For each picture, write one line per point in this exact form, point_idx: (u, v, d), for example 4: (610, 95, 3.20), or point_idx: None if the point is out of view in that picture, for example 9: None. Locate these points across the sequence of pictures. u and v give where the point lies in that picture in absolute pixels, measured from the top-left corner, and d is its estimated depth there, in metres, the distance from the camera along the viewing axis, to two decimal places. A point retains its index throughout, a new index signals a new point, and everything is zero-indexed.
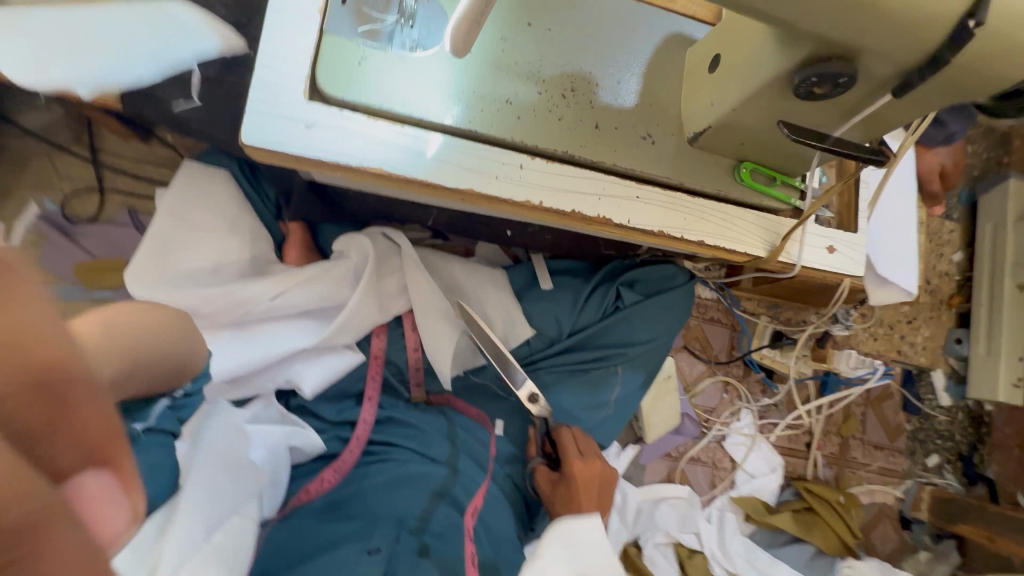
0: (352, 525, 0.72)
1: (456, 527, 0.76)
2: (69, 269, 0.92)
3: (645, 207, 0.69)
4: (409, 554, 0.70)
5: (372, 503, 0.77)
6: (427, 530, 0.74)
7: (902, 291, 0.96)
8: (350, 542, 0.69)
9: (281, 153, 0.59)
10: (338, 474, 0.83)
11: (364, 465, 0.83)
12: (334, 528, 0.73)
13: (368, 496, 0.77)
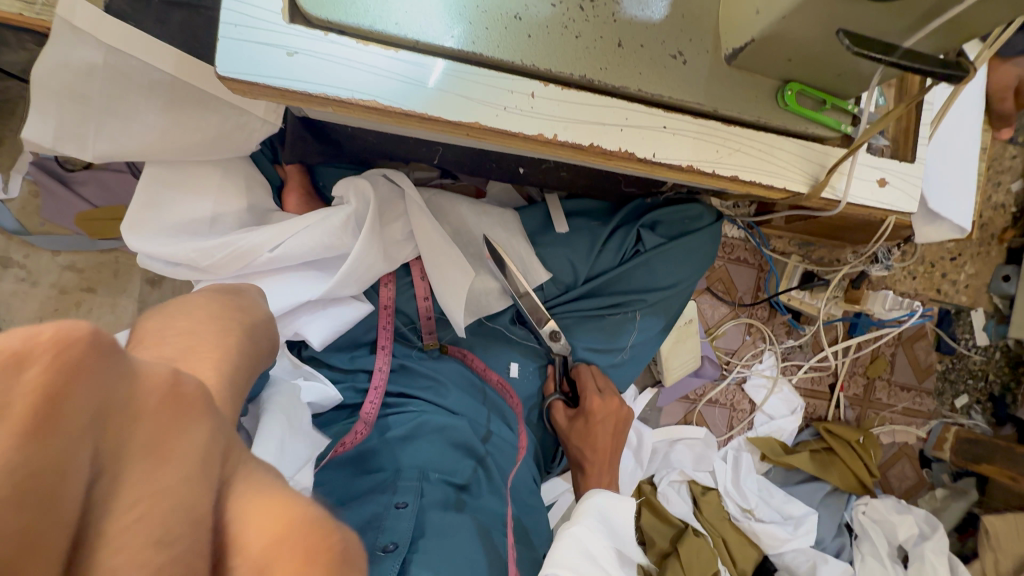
0: (381, 477, 0.76)
1: (481, 479, 0.81)
2: (74, 220, 0.89)
3: (673, 140, 0.62)
4: (435, 507, 0.74)
5: (394, 455, 0.78)
6: (452, 484, 0.78)
7: (952, 227, 0.87)
8: (378, 496, 0.73)
9: (263, 86, 0.53)
10: (368, 427, 0.80)
11: (382, 415, 0.83)
12: (361, 480, 0.76)
13: (391, 447, 0.78)
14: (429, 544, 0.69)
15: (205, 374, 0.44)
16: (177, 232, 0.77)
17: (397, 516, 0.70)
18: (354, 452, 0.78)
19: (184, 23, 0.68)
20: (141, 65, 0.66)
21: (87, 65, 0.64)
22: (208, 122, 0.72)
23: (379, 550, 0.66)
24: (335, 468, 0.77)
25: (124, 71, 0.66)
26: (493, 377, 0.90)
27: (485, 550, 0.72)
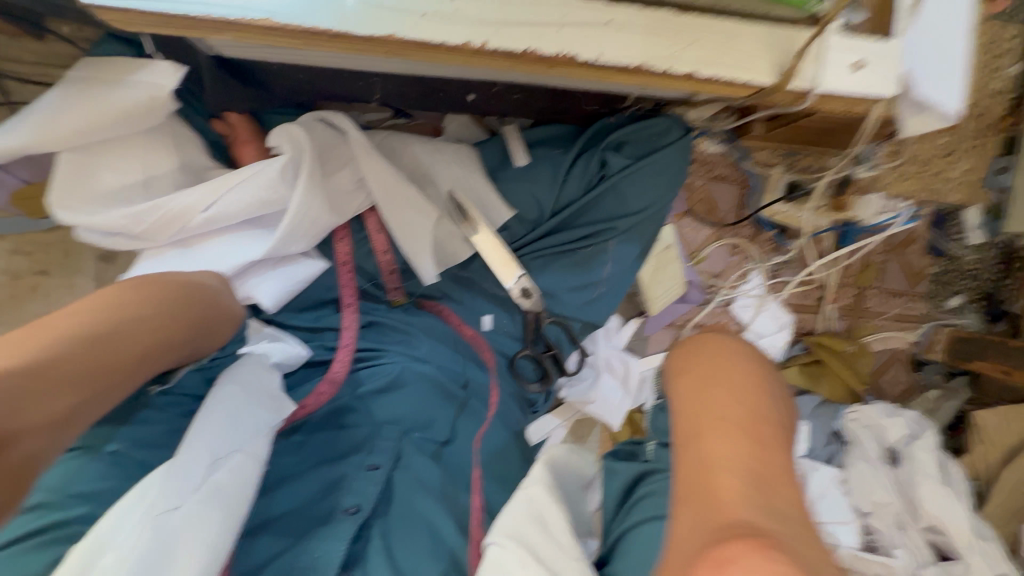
0: (355, 436, 0.73)
1: (461, 432, 0.78)
2: (8, 199, 0.83)
3: (619, 36, 0.55)
4: (409, 467, 0.70)
5: (368, 411, 0.75)
6: (431, 439, 0.75)
7: (942, 115, 0.80)
8: (351, 457, 0.70)
9: (139, 11, 0.47)
10: (334, 386, 0.76)
11: (353, 370, 0.79)
12: (333, 437, 0.73)
13: (366, 406, 0.76)
14: (394, 511, 0.67)
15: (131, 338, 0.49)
16: (107, 200, 0.71)
17: (366, 479, 0.67)
18: (325, 411, 0.75)
19: None
20: (72, 87, 0.67)
21: (33, 110, 0.67)
22: (122, 96, 0.67)
23: (341, 512, 0.64)
24: (311, 427, 0.74)
25: (58, 98, 0.66)
26: (467, 333, 0.87)
27: (454, 511, 0.68)
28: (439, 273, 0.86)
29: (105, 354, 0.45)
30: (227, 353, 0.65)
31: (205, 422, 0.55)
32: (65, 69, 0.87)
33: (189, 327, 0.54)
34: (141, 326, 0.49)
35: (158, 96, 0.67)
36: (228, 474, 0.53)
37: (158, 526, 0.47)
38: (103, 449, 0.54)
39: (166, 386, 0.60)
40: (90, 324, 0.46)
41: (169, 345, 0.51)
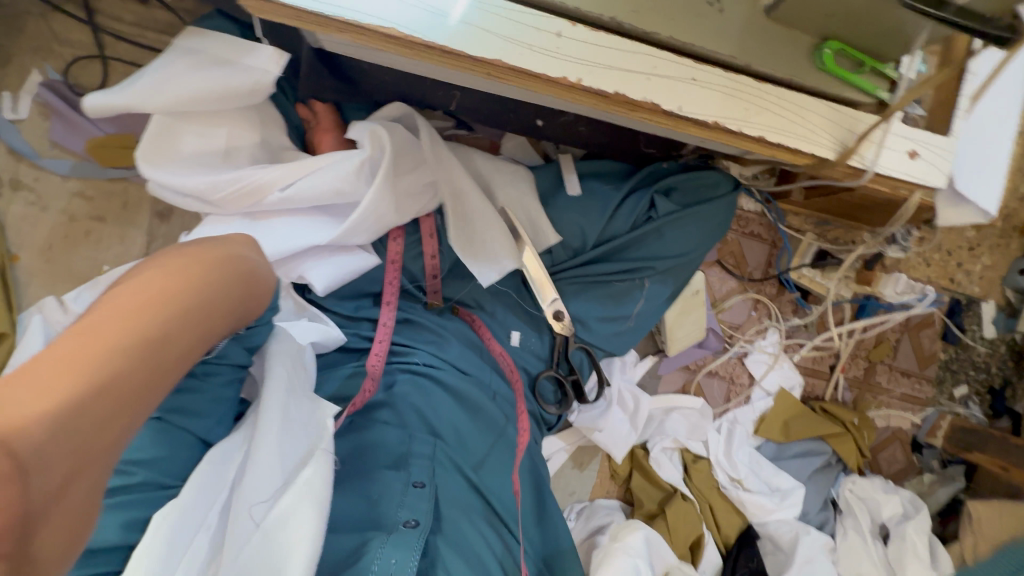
0: (394, 438, 0.75)
1: (502, 451, 0.83)
2: (83, 144, 0.90)
3: (701, 93, 0.59)
4: (446, 480, 0.75)
5: (406, 414, 0.78)
6: (464, 452, 0.80)
7: (978, 212, 0.84)
8: (393, 472, 0.72)
9: (278, 5, 0.51)
10: (377, 383, 0.79)
11: (388, 368, 0.83)
12: (375, 433, 0.75)
13: (403, 407, 0.79)
14: (444, 521, 0.72)
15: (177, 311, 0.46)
16: (190, 164, 0.77)
17: (417, 495, 0.70)
18: (371, 402, 0.79)
19: None
20: (193, 58, 0.74)
21: (157, 74, 0.74)
22: (233, 75, 0.73)
23: (400, 523, 0.67)
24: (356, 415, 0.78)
25: (179, 67, 0.74)
26: (496, 348, 0.90)
27: (496, 525, 0.77)
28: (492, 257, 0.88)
29: (149, 363, 0.42)
30: (263, 324, 0.58)
31: (268, 425, 0.57)
32: (158, 33, 0.92)
33: (227, 314, 0.51)
34: (181, 329, 0.45)
35: (262, 83, 0.73)
36: (301, 467, 0.58)
37: (248, 522, 0.54)
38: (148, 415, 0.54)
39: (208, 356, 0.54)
40: (133, 330, 0.42)
41: (207, 337, 0.49)
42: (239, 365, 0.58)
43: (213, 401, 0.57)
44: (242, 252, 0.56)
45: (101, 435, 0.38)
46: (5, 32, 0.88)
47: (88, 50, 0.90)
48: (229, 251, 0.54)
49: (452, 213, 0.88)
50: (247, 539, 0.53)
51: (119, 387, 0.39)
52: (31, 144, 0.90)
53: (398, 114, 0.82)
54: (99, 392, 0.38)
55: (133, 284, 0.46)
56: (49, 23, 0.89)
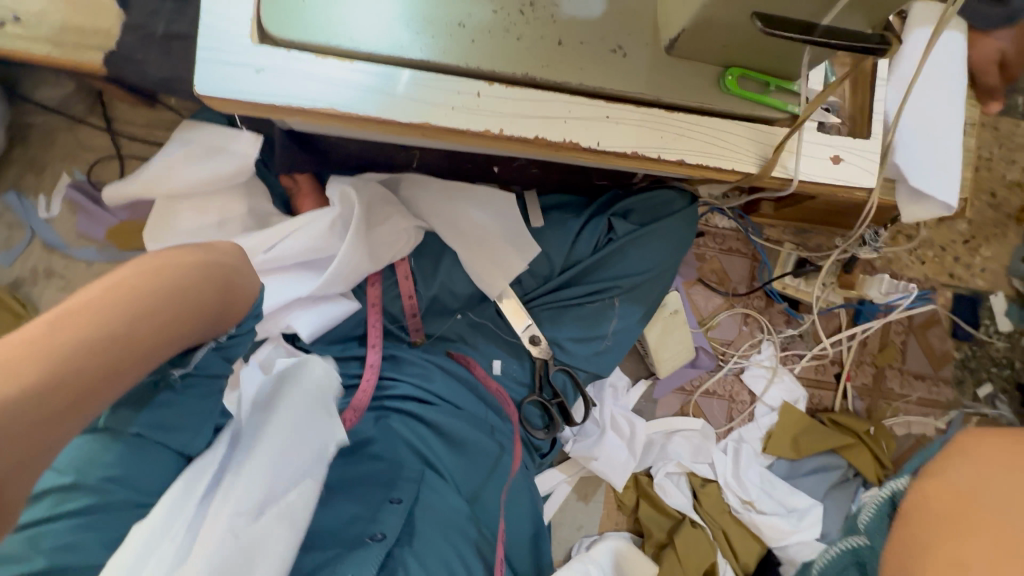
0: (381, 461, 0.81)
1: (493, 475, 0.87)
2: (104, 231, 1.03)
3: (617, 128, 0.65)
4: (427, 502, 0.80)
5: (393, 442, 0.84)
6: (446, 476, 0.84)
7: (938, 204, 0.86)
8: (376, 491, 0.77)
9: (238, 100, 0.61)
10: (357, 415, 0.85)
11: (377, 400, 0.88)
12: (360, 464, 0.81)
13: (392, 436, 0.84)
14: (418, 539, 0.76)
15: (143, 304, 0.50)
16: (184, 236, 0.86)
17: (391, 510, 0.75)
18: (353, 439, 0.83)
19: (184, 53, 0.78)
20: (189, 148, 0.86)
21: (161, 164, 0.86)
22: (224, 162, 0.86)
23: (369, 538, 0.72)
24: (339, 451, 0.82)
25: (178, 157, 0.86)
26: (480, 375, 0.94)
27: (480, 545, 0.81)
28: (468, 290, 0.94)
29: (111, 357, 0.47)
30: (244, 331, 0.63)
31: (266, 449, 0.65)
32: (164, 130, 1.05)
33: (200, 315, 0.55)
34: (151, 326, 0.50)
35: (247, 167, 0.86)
36: (299, 495, 0.66)
37: (228, 536, 0.58)
38: (127, 431, 0.58)
39: (187, 369, 0.59)
40: (101, 323, 0.47)
41: (179, 336, 0.53)
42: (215, 376, 0.62)
43: (196, 412, 0.62)
44: (227, 260, 0.61)
45: (53, 423, 0.42)
46: (39, 144, 1.03)
47: (107, 152, 1.04)
48: (209, 257, 0.59)
49: (426, 254, 0.94)
50: (224, 552, 0.57)
51: (79, 377, 0.44)
52: (61, 235, 1.04)
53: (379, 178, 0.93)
54: (56, 381, 0.43)
55: (113, 279, 0.51)
56: (74, 132, 1.04)
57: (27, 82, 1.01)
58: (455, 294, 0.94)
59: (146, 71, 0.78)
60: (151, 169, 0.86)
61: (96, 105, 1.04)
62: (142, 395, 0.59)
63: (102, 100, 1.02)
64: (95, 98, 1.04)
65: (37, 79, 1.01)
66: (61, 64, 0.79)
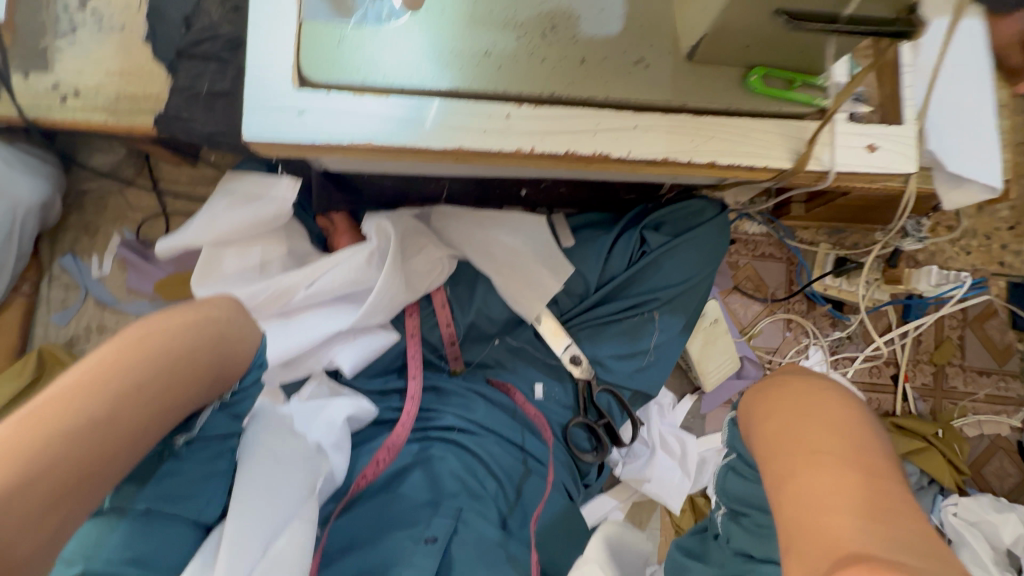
0: (420, 490, 0.80)
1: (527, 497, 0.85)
2: (152, 285, 1.07)
3: (645, 137, 0.67)
4: (464, 536, 0.76)
5: (428, 475, 0.82)
6: (482, 506, 0.81)
7: (983, 188, 0.83)
8: (408, 529, 0.74)
9: (283, 142, 0.64)
10: (394, 452, 0.84)
11: (417, 435, 0.87)
12: (396, 500, 0.79)
13: (429, 466, 0.83)
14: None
15: (130, 380, 0.51)
16: (230, 280, 0.90)
17: (425, 551, 0.71)
18: (389, 473, 0.83)
19: (228, 109, 0.83)
20: (233, 196, 0.90)
21: (208, 214, 0.90)
22: (265, 205, 0.89)
23: None
24: (372, 493, 0.81)
25: (223, 205, 0.90)
26: (519, 400, 0.93)
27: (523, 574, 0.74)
28: (505, 314, 0.94)
29: (103, 441, 0.48)
30: (250, 384, 0.63)
31: (248, 495, 0.60)
32: (206, 185, 1.11)
33: (195, 380, 0.55)
34: (139, 403, 0.51)
35: (286, 207, 0.89)
36: (288, 542, 0.61)
37: None
38: (134, 507, 0.56)
39: (192, 434, 0.60)
40: (86, 410, 0.48)
41: (175, 408, 0.54)
42: (225, 436, 0.63)
43: (205, 476, 0.60)
44: (224, 316, 0.60)
45: (43, 516, 0.45)
46: (92, 209, 1.10)
47: (154, 210, 1.10)
48: (206, 315, 0.58)
49: (461, 282, 0.95)
50: None
51: (66, 466, 0.46)
52: (112, 292, 1.09)
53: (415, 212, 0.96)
54: (44, 476, 0.45)
55: (103, 351, 0.52)
56: (124, 194, 1.10)
57: (81, 151, 1.08)
58: (492, 319, 0.94)
59: (192, 129, 0.83)
60: (198, 219, 0.90)
61: (143, 167, 1.10)
62: (146, 468, 0.58)
63: (149, 162, 1.09)
64: (144, 162, 1.10)
65: (91, 148, 1.08)
66: (116, 130, 0.85)
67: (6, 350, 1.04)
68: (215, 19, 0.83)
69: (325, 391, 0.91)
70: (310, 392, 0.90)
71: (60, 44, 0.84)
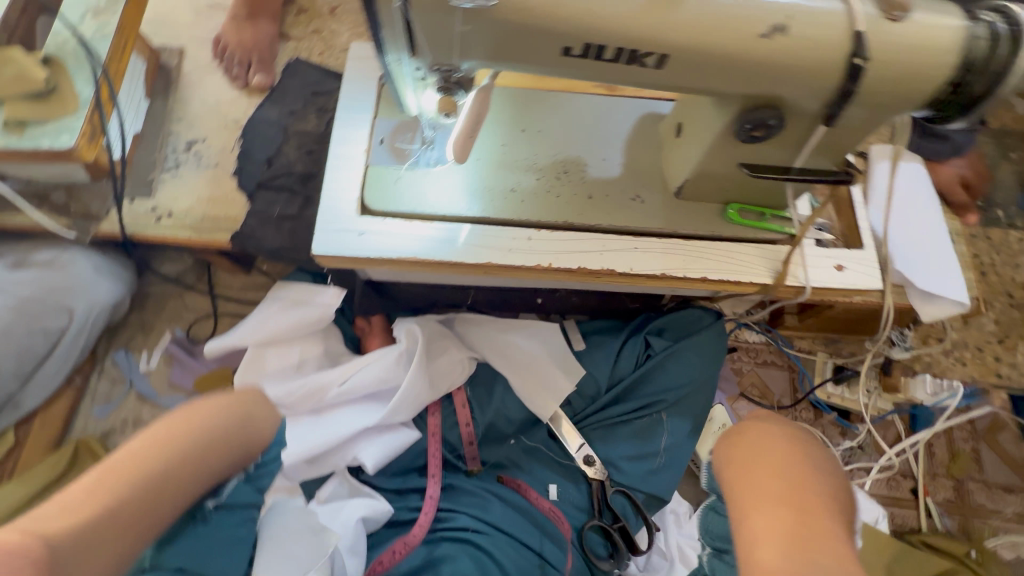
0: None
1: None
2: (193, 381, 1.17)
3: (645, 256, 0.79)
4: None
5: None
6: None
7: (953, 303, 0.93)
8: None
9: (342, 257, 0.77)
10: (410, 548, 0.88)
11: (432, 533, 0.91)
12: None
13: (440, 568, 0.86)
14: None
15: (188, 435, 0.64)
16: (270, 377, 0.98)
17: None
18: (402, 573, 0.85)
19: (293, 229, 0.99)
20: (282, 301, 1.03)
21: (260, 316, 1.02)
22: (310, 309, 1.02)
23: None
24: None
25: (274, 308, 1.03)
26: (535, 500, 0.94)
27: None
28: (523, 412, 0.99)
29: (169, 481, 0.60)
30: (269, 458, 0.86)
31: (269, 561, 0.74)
32: (256, 290, 1.25)
33: (237, 441, 0.69)
34: (195, 453, 0.63)
35: (329, 311, 1.02)
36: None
37: None
38: (169, 566, 0.69)
39: (219, 500, 0.75)
40: (165, 453, 0.61)
41: (218, 464, 0.66)
42: (245, 505, 0.79)
43: (231, 539, 0.74)
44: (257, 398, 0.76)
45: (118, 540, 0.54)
46: (152, 309, 1.23)
47: (206, 311, 1.23)
48: (241, 397, 0.74)
49: (481, 383, 1.02)
50: None
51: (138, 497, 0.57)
52: (154, 385, 1.17)
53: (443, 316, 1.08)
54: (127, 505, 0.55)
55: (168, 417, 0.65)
56: (182, 297, 1.24)
57: (154, 261, 1.24)
58: (509, 419, 0.99)
59: (260, 244, 0.98)
60: (251, 321, 1.02)
61: (203, 274, 1.25)
62: (175, 533, 0.71)
63: (210, 270, 1.24)
64: (205, 269, 1.26)
65: (163, 257, 1.24)
66: (196, 244, 1.00)
67: (43, 442, 1.09)
68: (291, 160, 1.04)
69: (345, 490, 0.93)
70: (331, 491, 0.93)
71: (164, 177, 1.03)
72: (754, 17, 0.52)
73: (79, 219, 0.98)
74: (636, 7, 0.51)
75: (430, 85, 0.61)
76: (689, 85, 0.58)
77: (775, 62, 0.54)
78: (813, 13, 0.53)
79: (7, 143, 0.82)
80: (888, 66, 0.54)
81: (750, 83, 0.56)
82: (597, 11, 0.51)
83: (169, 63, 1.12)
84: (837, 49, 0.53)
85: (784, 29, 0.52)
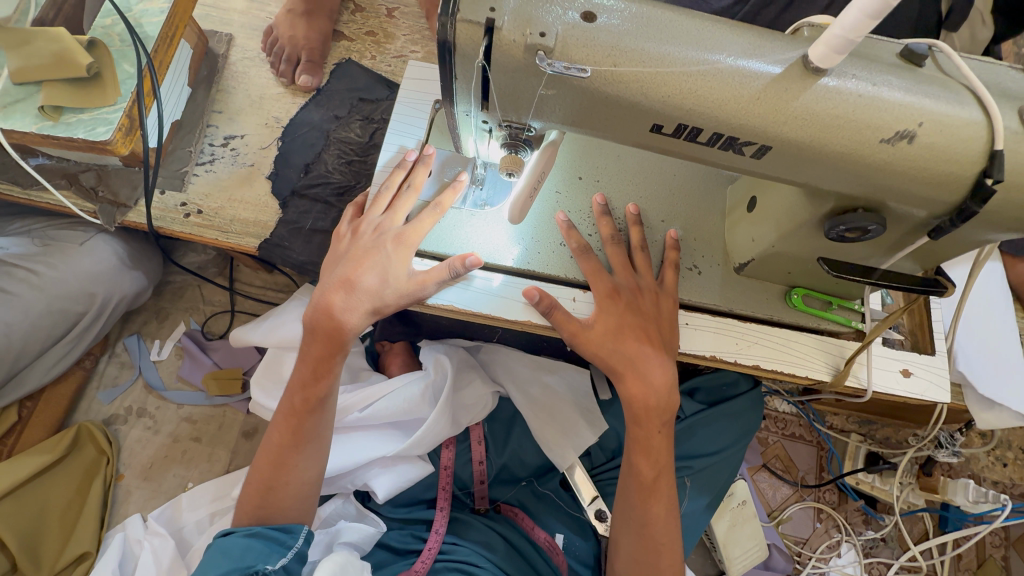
0: None
1: None
2: (202, 377, 1.13)
3: (694, 334, 0.73)
4: None
5: None
6: None
7: (1014, 414, 0.85)
8: None
9: None
10: None
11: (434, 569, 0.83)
12: None
13: None
14: None
15: None
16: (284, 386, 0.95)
17: None
18: None
19: (323, 244, 0.95)
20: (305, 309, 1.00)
21: (282, 321, 0.99)
22: None
23: None
24: None
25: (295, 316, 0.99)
26: (541, 538, 0.90)
27: None
28: (538, 460, 0.95)
29: None
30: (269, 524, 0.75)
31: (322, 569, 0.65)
32: (276, 290, 1.22)
33: None
34: None
35: None
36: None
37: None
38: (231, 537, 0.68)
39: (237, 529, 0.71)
40: None
41: None
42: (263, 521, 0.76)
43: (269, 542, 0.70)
44: None
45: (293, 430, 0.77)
46: (169, 298, 1.20)
47: (224, 307, 1.20)
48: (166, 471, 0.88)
49: (498, 422, 0.97)
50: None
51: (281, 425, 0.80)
52: (162, 377, 1.15)
53: (469, 347, 1.03)
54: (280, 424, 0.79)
55: None
56: (201, 289, 1.22)
57: (177, 249, 1.21)
58: (524, 463, 0.94)
59: (287, 255, 0.94)
60: (274, 325, 0.99)
61: (225, 268, 1.22)
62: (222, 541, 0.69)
63: (231, 265, 1.21)
64: (227, 264, 1.23)
65: (186, 247, 1.21)
66: (223, 245, 0.95)
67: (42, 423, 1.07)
68: (329, 169, 1.00)
69: (349, 511, 0.92)
70: (333, 509, 0.92)
71: (198, 171, 0.98)
72: (879, 119, 0.46)
73: (106, 205, 0.93)
74: (747, 94, 0.45)
75: (495, 137, 0.57)
76: (790, 176, 0.52)
77: (891, 166, 0.47)
78: (947, 122, 0.46)
79: (41, 128, 0.79)
80: (1018, 189, 0.47)
81: (861, 183, 0.50)
82: (701, 91, 0.46)
83: (216, 49, 1.08)
84: (964, 167, 0.47)
85: (912, 136, 0.46)
